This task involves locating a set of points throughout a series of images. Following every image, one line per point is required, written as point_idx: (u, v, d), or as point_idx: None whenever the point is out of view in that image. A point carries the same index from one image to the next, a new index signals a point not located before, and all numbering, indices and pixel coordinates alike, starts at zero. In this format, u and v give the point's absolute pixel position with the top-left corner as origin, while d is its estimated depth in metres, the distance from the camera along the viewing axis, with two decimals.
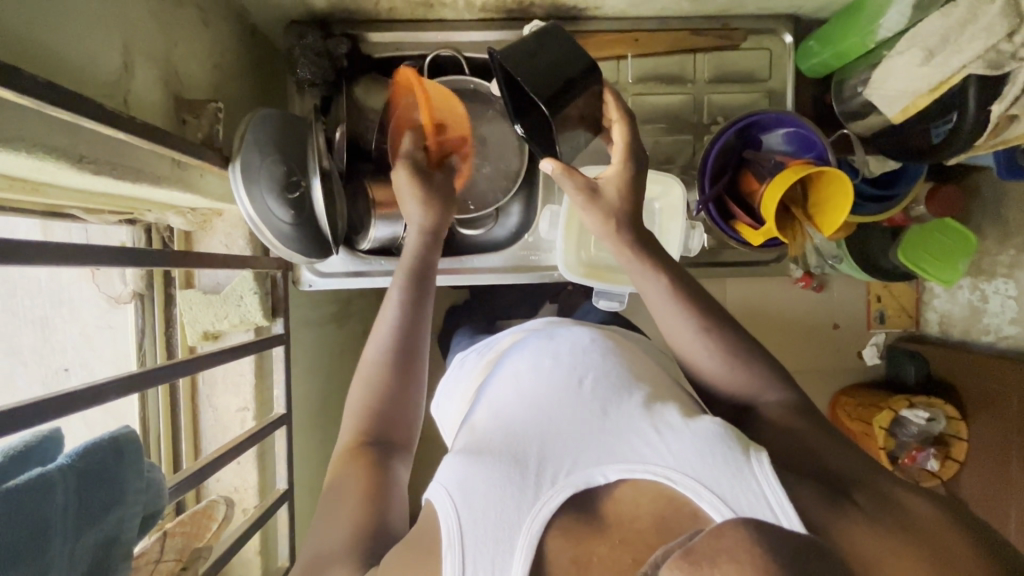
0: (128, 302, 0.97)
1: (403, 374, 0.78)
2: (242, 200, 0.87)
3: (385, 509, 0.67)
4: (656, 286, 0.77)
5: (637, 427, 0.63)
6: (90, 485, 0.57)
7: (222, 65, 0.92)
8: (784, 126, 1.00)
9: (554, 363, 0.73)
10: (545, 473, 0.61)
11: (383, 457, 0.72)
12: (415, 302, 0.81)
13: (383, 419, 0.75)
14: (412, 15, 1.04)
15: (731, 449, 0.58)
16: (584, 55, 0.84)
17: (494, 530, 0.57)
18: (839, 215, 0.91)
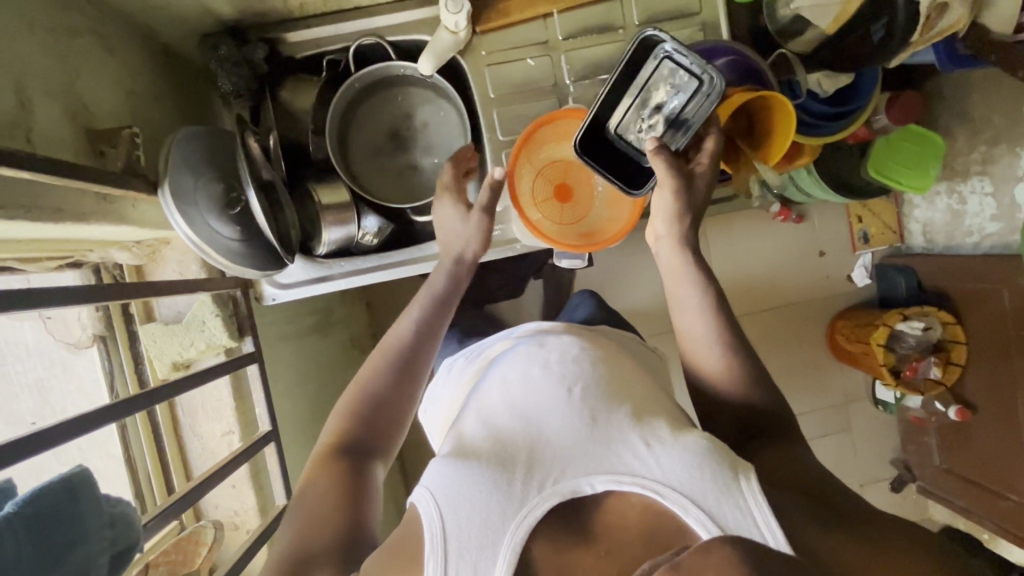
0: (90, 347, 0.95)
1: (398, 371, 0.80)
2: (178, 224, 0.85)
3: (360, 508, 0.69)
4: (690, 281, 0.82)
5: (627, 439, 0.65)
6: (43, 529, 0.57)
7: (135, 90, 0.90)
8: (720, 56, 0.97)
9: (543, 372, 0.74)
10: (532, 481, 0.63)
11: (362, 460, 0.74)
12: (432, 316, 0.85)
13: (379, 406, 0.77)
14: (324, 7, 1.00)
15: (720, 468, 0.60)
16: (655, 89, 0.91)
17: (478, 536, 0.60)
18: (784, 140, 0.88)
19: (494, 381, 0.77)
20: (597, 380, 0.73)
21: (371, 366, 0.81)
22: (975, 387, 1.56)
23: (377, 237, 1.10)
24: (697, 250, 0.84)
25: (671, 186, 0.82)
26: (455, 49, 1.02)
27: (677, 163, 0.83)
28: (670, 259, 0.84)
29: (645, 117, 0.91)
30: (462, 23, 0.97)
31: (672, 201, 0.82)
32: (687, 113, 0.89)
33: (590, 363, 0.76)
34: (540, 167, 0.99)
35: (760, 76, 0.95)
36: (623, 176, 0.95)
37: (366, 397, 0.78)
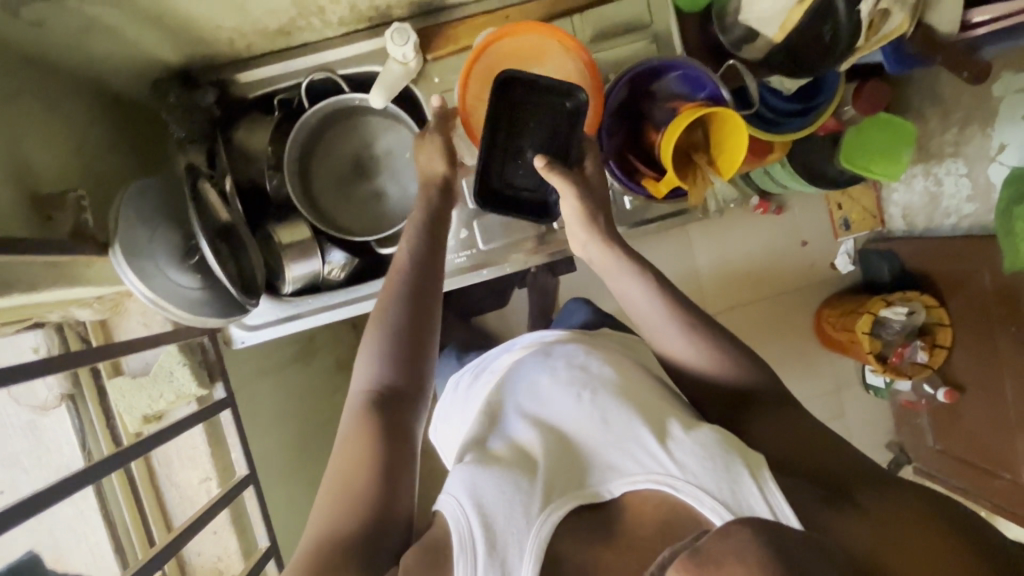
0: (58, 406, 0.95)
1: (414, 319, 0.77)
2: (135, 285, 0.85)
3: (398, 481, 0.67)
4: (649, 300, 0.81)
5: (638, 435, 0.67)
6: None
7: (84, 146, 0.89)
8: (673, 69, 0.96)
9: (552, 382, 0.78)
10: (553, 486, 0.65)
11: (393, 402, 0.73)
12: (429, 249, 0.84)
13: (404, 366, 0.75)
14: (273, 46, 1.00)
15: (729, 457, 0.63)
16: (521, 120, 0.89)
17: (506, 530, 0.60)
18: (739, 147, 0.88)
19: (505, 395, 0.80)
20: (606, 385, 0.75)
21: (389, 318, 0.77)
22: (963, 368, 1.57)
23: (344, 271, 1.10)
24: (622, 242, 0.85)
25: (571, 190, 0.83)
26: (407, 80, 1.01)
27: (567, 171, 0.85)
28: (599, 256, 0.84)
29: (527, 153, 0.90)
30: (410, 53, 0.97)
31: (579, 206, 0.84)
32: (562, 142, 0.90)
33: (598, 368, 0.79)
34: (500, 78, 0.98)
35: (710, 90, 0.94)
36: (533, 215, 0.95)
37: (386, 355, 0.75)
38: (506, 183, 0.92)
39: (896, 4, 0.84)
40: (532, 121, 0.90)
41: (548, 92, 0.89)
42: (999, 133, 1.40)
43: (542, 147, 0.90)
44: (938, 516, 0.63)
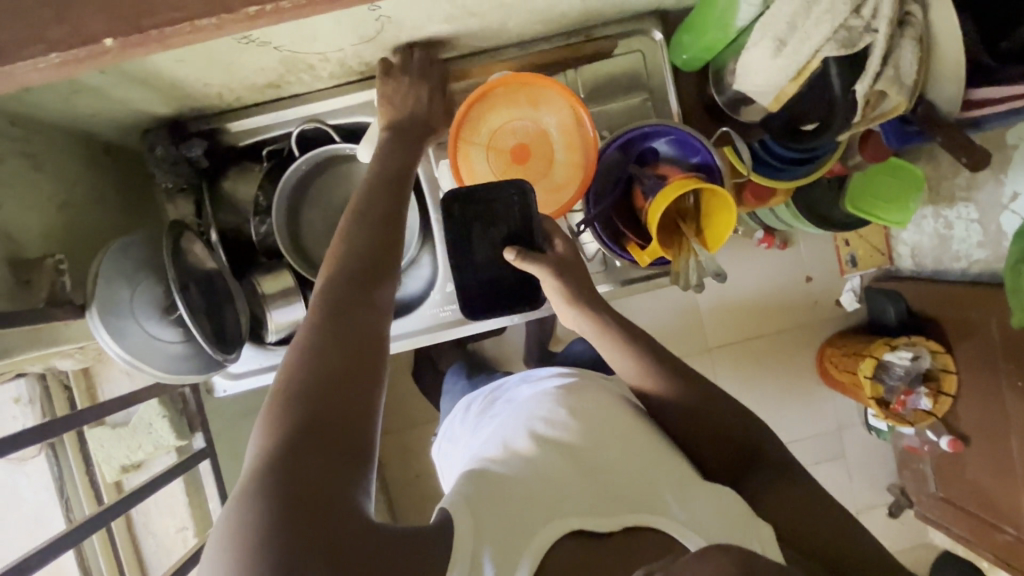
0: (37, 455, 0.94)
1: (377, 234, 0.70)
2: (109, 343, 0.85)
3: (357, 407, 0.56)
4: (664, 367, 0.81)
5: (648, 473, 0.70)
6: None
7: (69, 202, 0.89)
8: (663, 135, 0.95)
9: (567, 414, 0.79)
10: (563, 500, 0.65)
11: (356, 303, 0.63)
12: (396, 177, 0.78)
13: (361, 286, 0.64)
14: (263, 98, 0.99)
15: (735, 515, 0.66)
16: (476, 225, 0.86)
17: (505, 534, 0.59)
18: (729, 218, 0.86)
19: (519, 421, 0.81)
20: (619, 425, 0.77)
21: (348, 239, 0.69)
22: (967, 418, 1.52)
23: None
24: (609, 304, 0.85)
25: (553, 273, 0.82)
26: None
27: (542, 255, 0.84)
28: (587, 323, 0.84)
29: (495, 248, 0.86)
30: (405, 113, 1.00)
31: (559, 286, 0.83)
32: (524, 227, 0.85)
33: (617, 410, 0.80)
34: (496, 129, 0.95)
35: (703, 155, 0.93)
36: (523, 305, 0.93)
37: (340, 277, 0.64)
38: (485, 285, 0.90)
39: (893, 87, 0.78)
40: (482, 224, 0.86)
41: (496, 189, 0.85)
42: (1013, 178, 1.34)
43: (507, 237, 0.85)
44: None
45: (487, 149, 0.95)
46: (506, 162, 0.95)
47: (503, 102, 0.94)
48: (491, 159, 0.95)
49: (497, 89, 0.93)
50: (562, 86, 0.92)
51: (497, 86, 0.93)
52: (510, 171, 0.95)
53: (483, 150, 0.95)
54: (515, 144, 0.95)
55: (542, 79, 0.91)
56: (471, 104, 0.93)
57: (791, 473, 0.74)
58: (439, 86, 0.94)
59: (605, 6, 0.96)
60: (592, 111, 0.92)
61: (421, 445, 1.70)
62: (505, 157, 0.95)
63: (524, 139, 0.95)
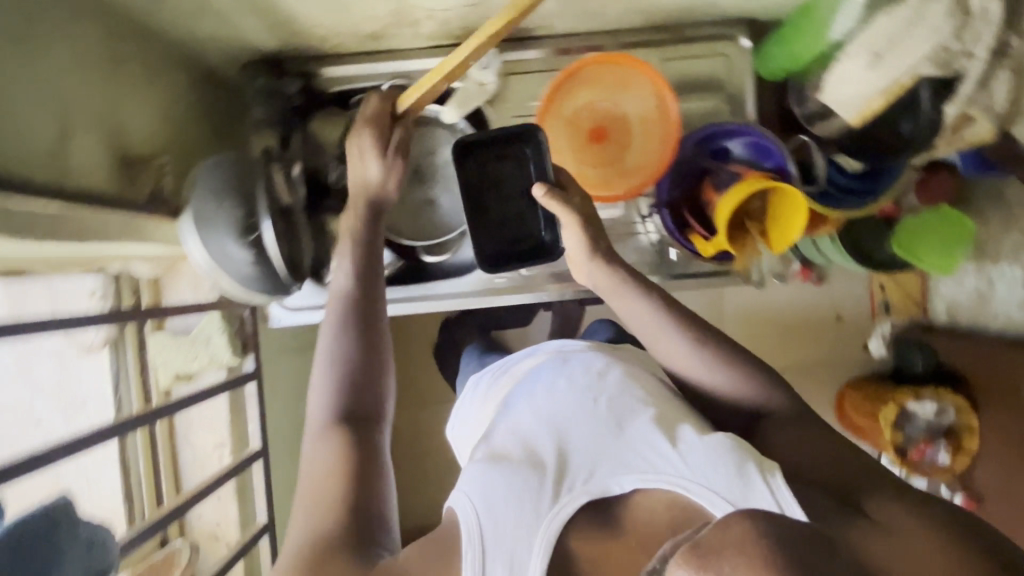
0: (101, 350, 0.97)
1: (358, 339, 0.79)
2: (195, 251, 0.90)
3: (374, 485, 0.69)
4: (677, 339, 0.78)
5: (648, 439, 0.69)
6: (22, 560, 0.55)
7: (174, 116, 0.93)
8: (740, 135, 0.98)
9: (567, 385, 0.79)
10: (565, 483, 0.68)
11: (361, 424, 0.74)
12: (365, 265, 0.84)
13: (359, 408, 0.76)
14: (361, 48, 1.04)
15: (739, 458, 0.64)
16: (493, 172, 0.95)
17: (512, 532, 0.64)
18: (800, 218, 0.87)
19: (521, 399, 0.82)
20: (621, 390, 0.77)
21: (344, 372, 0.77)
22: (987, 480, 1.43)
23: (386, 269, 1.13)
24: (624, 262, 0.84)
25: (573, 217, 0.84)
26: (483, 99, 1.07)
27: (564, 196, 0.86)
28: (601, 279, 0.83)
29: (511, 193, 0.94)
30: (489, 74, 1.05)
31: (580, 236, 0.84)
32: (539, 173, 0.92)
33: (615, 372, 0.80)
34: (579, 107, 0.98)
35: (777, 159, 0.95)
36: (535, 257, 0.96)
37: (336, 394, 0.76)
38: (498, 235, 0.95)
39: (984, 114, 0.80)
40: (497, 173, 0.95)
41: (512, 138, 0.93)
42: None
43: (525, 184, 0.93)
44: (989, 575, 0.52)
45: (567, 123, 0.98)
46: (582, 139, 0.99)
47: (589, 80, 0.97)
48: (569, 134, 0.99)
49: (586, 68, 0.96)
50: (655, 76, 0.94)
51: (587, 64, 0.95)
52: (585, 149, 1.00)
53: (563, 124, 0.98)
54: (592, 123, 0.99)
55: (632, 61, 0.94)
56: (559, 78, 0.95)
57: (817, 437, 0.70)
58: (372, 126, 0.86)
59: (700, 6, 1.00)
60: (679, 104, 0.93)
61: (433, 421, 1.72)
62: (582, 133, 0.99)
63: (604, 120, 0.98)
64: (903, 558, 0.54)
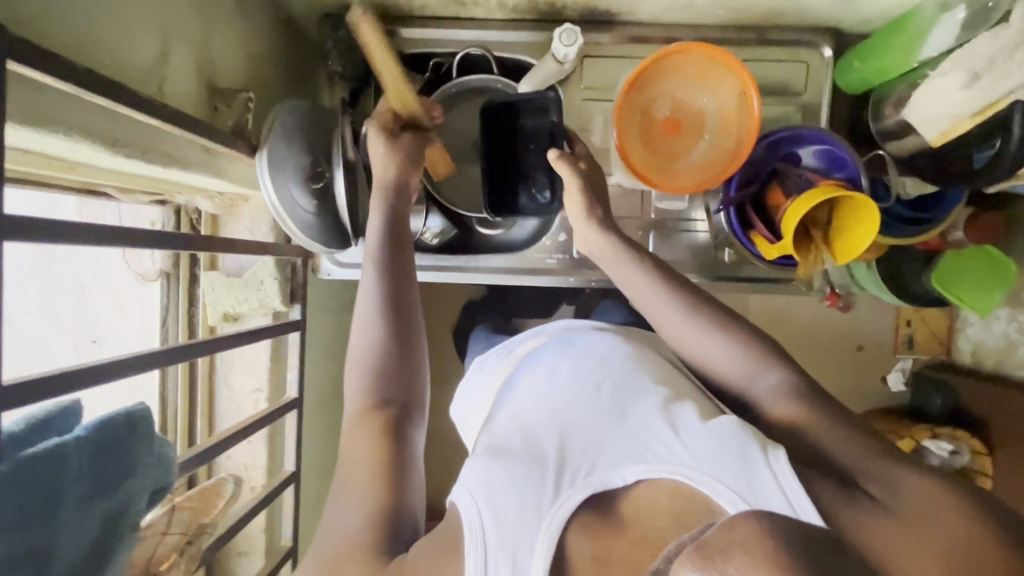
0: (155, 280, 0.99)
1: (394, 333, 0.74)
2: (266, 192, 0.89)
3: (404, 486, 0.64)
4: (685, 317, 0.71)
5: (654, 429, 0.62)
6: (103, 460, 0.51)
7: (257, 56, 0.93)
8: (817, 142, 0.97)
9: (570, 367, 0.72)
10: (563, 474, 0.60)
11: (401, 419, 0.69)
12: (396, 257, 0.78)
13: (388, 396, 0.71)
14: (444, 12, 1.04)
15: (747, 445, 0.57)
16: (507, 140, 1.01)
17: (515, 526, 0.57)
18: (868, 230, 0.87)
19: (524, 380, 0.74)
20: (627, 374, 0.70)
21: (377, 372, 0.72)
22: None
23: (437, 237, 1.12)
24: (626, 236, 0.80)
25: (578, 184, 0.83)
26: (559, 75, 1.01)
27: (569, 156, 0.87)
28: (596, 244, 0.81)
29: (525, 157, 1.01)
30: (571, 55, 0.95)
31: (580, 201, 0.83)
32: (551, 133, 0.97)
33: (620, 355, 0.73)
34: (655, 98, 0.96)
35: (851, 170, 0.94)
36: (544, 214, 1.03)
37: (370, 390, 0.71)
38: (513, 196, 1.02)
39: None
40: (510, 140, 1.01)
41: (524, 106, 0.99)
42: None
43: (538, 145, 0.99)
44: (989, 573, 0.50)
45: (641, 112, 0.96)
46: (654, 131, 0.97)
47: (670, 71, 0.95)
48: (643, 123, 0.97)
49: (669, 59, 0.93)
50: (739, 70, 0.92)
51: (672, 53, 0.92)
52: (659, 142, 0.98)
53: (637, 112, 0.96)
54: (665, 114, 0.97)
55: (719, 51, 0.91)
56: (642, 65, 0.93)
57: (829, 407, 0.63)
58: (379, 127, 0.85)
59: (789, 10, 0.99)
60: (760, 101, 0.91)
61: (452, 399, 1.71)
62: (654, 125, 0.97)
63: (678, 112, 0.97)
64: (910, 533, 0.52)
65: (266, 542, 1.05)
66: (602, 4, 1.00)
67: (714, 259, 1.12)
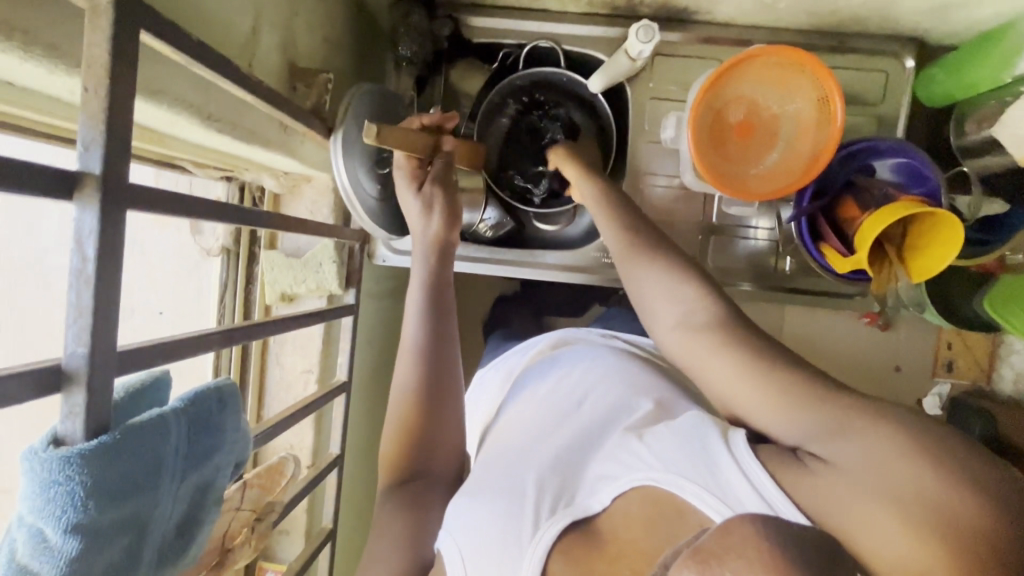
0: (217, 256, 1.00)
1: (425, 400, 0.77)
2: (336, 173, 0.88)
3: (419, 542, 0.66)
4: (673, 283, 0.65)
5: (624, 441, 0.60)
6: (197, 431, 0.53)
7: (332, 37, 0.93)
8: (898, 156, 0.94)
9: (556, 393, 0.75)
10: (544, 502, 0.58)
11: (424, 485, 0.72)
12: (435, 316, 0.80)
13: (416, 444, 0.75)
14: (517, 3, 1.03)
15: (707, 437, 0.54)
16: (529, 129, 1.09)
17: (499, 562, 0.56)
18: (946, 254, 0.84)
19: (519, 409, 0.77)
20: (609, 394, 0.71)
21: (403, 431, 0.75)
22: None
23: (492, 230, 1.12)
24: (622, 205, 0.78)
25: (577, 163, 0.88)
26: (628, 73, 0.99)
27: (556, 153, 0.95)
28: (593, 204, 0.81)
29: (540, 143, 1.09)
30: (646, 53, 0.93)
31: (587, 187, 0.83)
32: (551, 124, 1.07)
33: (597, 374, 0.76)
34: (730, 99, 0.92)
35: (931, 186, 0.92)
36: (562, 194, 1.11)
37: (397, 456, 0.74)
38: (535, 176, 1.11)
39: None
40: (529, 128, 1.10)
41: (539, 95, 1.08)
42: None
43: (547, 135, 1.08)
44: (969, 527, 0.40)
45: (713, 113, 0.92)
46: (727, 135, 0.93)
47: (752, 72, 0.90)
48: (716, 125, 0.92)
49: (755, 59, 0.89)
50: (823, 76, 0.87)
51: (756, 56, 0.88)
52: (728, 145, 0.94)
53: (710, 113, 0.92)
54: (738, 118, 0.93)
55: (804, 55, 0.86)
56: (722, 65, 0.89)
57: (784, 358, 0.55)
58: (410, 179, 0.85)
59: (876, 17, 0.96)
60: (845, 108, 0.87)
61: None
62: (727, 127, 0.93)
63: (754, 116, 0.93)
64: (872, 492, 0.44)
65: (307, 523, 1.06)
66: (681, 2, 0.98)
67: (771, 270, 1.09)
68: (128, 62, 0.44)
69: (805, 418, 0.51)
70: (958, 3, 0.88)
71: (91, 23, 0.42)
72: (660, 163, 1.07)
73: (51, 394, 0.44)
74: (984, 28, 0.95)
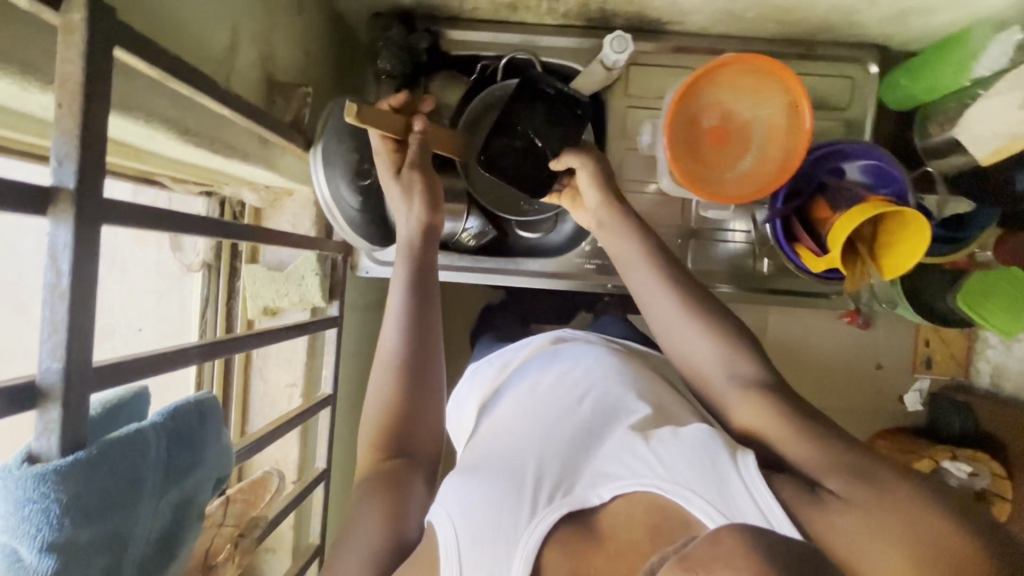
0: (197, 271, 0.99)
1: (412, 393, 0.76)
2: (319, 186, 0.89)
3: (401, 534, 0.65)
4: (691, 323, 0.69)
5: (631, 445, 0.60)
6: (178, 446, 0.52)
7: (311, 51, 0.94)
8: (866, 158, 0.97)
9: (552, 386, 0.74)
10: (541, 491, 0.58)
11: (405, 473, 0.71)
12: (419, 303, 0.79)
13: (399, 431, 0.74)
14: (494, 16, 1.05)
15: (719, 453, 0.55)
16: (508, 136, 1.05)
17: (491, 543, 0.55)
18: (911, 256, 0.88)
19: (511, 401, 0.76)
20: (607, 393, 0.71)
21: (389, 424, 0.74)
22: None
23: (475, 238, 1.12)
24: (632, 225, 0.80)
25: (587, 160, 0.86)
26: (604, 82, 1.00)
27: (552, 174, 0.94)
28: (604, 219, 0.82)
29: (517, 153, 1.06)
30: (621, 62, 0.95)
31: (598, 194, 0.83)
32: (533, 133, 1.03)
33: (596, 369, 0.75)
34: (703, 108, 0.95)
35: (898, 186, 0.94)
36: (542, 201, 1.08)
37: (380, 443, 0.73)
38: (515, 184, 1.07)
39: None
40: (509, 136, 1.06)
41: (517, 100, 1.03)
42: None
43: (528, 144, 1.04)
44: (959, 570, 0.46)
45: (688, 120, 0.94)
46: (704, 142, 0.95)
47: (723, 78, 0.93)
48: (697, 131, 0.94)
49: (725, 68, 0.92)
50: (790, 82, 0.91)
51: (727, 64, 0.91)
52: (706, 149, 0.95)
53: (686, 120, 0.94)
54: (711, 125, 0.95)
55: (767, 62, 0.90)
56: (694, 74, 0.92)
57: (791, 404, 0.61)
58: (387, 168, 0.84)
59: (840, 25, 1.00)
60: (811, 116, 0.91)
61: None
62: (703, 133, 0.95)
63: (727, 122, 0.95)
64: (881, 531, 0.49)
65: (293, 540, 1.04)
66: (653, 13, 1.00)
67: (749, 271, 1.11)
68: (102, 79, 0.44)
69: (804, 448, 0.57)
70: (916, 11, 0.92)
71: (63, 40, 0.42)
72: (639, 171, 1.09)
73: (26, 411, 0.43)
74: (943, 34, 0.99)
